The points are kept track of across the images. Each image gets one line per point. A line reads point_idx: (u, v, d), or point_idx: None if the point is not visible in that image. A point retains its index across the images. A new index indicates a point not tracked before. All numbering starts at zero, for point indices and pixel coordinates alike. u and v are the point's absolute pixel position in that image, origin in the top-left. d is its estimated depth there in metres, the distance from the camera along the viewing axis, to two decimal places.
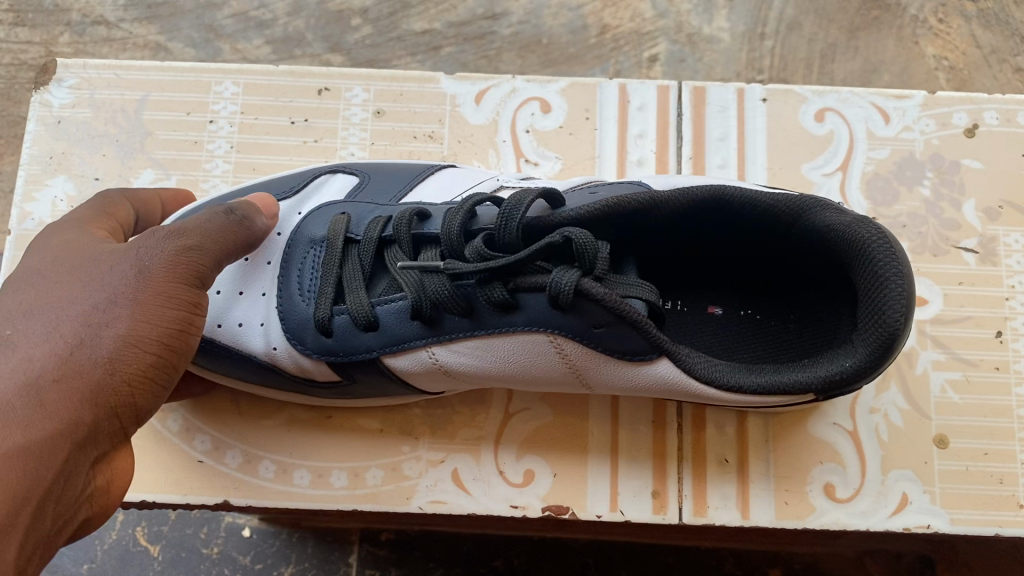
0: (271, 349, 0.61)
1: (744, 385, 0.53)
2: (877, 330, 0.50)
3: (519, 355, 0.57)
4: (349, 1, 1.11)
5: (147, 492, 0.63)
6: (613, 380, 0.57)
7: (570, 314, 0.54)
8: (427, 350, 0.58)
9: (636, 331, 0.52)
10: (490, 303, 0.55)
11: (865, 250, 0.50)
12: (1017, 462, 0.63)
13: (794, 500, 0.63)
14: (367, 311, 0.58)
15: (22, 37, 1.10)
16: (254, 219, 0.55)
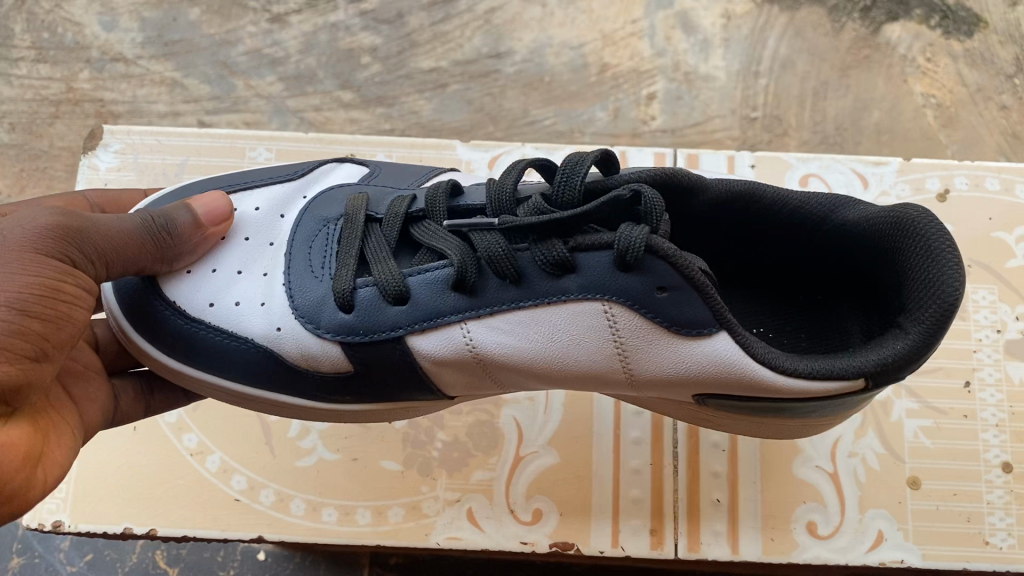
0: (273, 329, 0.53)
1: (799, 370, 0.47)
2: (930, 305, 0.46)
3: (567, 336, 0.50)
4: (359, 40, 1.15)
5: (184, 527, 0.66)
6: (662, 372, 0.50)
7: (632, 273, 0.48)
8: (462, 325, 0.51)
9: (705, 299, 0.48)
10: (545, 262, 0.49)
11: (917, 235, 0.47)
12: (983, 501, 0.67)
13: (779, 537, 0.67)
14: (399, 280, 0.51)
15: (44, 73, 1.14)
16: (177, 227, 0.51)
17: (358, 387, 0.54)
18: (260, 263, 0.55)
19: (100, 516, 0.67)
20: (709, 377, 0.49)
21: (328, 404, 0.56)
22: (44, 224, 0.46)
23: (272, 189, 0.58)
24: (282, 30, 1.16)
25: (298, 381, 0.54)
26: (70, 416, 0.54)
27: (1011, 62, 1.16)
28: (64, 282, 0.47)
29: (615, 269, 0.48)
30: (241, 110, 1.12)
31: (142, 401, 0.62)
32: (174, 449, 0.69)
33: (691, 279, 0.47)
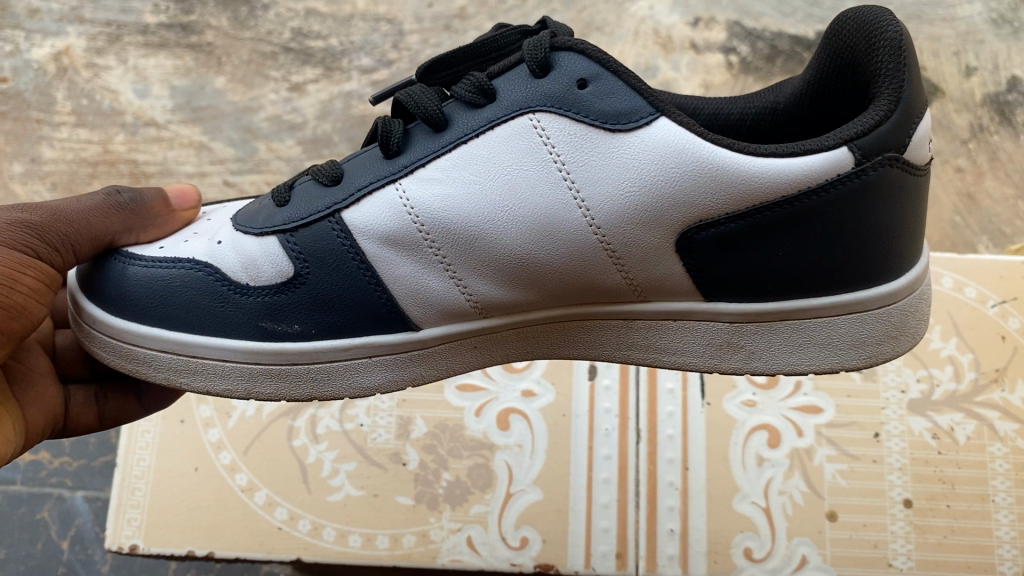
0: (216, 245, 0.56)
1: (773, 149, 0.47)
2: (881, 48, 0.48)
3: (501, 161, 0.50)
4: (370, 107, 1.25)
5: (237, 549, 0.78)
6: (615, 182, 0.49)
7: (545, 77, 0.50)
8: (396, 187, 0.52)
9: (622, 77, 0.49)
10: (464, 92, 0.52)
11: (845, 22, 0.51)
12: (887, 531, 0.78)
13: (721, 559, 0.79)
14: (335, 166, 0.55)
15: (82, 136, 1.23)
16: (145, 200, 0.58)
17: (292, 304, 0.54)
18: (216, 223, 0.59)
19: (169, 540, 0.78)
20: (668, 169, 0.48)
21: (269, 342, 0.55)
22: (24, 217, 0.55)
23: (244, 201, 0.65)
24: (301, 97, 1.26)
25: (232, 316, 0.54)
26: (12, 416, 0.64)
27: (966, 128, 1.22)
28: (30, 268, 0.55)
29: (532, 75, 0.51)
30: (263, 171, 1.21)
31: (94, 405, 0.73)
32: (228, 485, 0.81)
33: (605, 65, 0.49)
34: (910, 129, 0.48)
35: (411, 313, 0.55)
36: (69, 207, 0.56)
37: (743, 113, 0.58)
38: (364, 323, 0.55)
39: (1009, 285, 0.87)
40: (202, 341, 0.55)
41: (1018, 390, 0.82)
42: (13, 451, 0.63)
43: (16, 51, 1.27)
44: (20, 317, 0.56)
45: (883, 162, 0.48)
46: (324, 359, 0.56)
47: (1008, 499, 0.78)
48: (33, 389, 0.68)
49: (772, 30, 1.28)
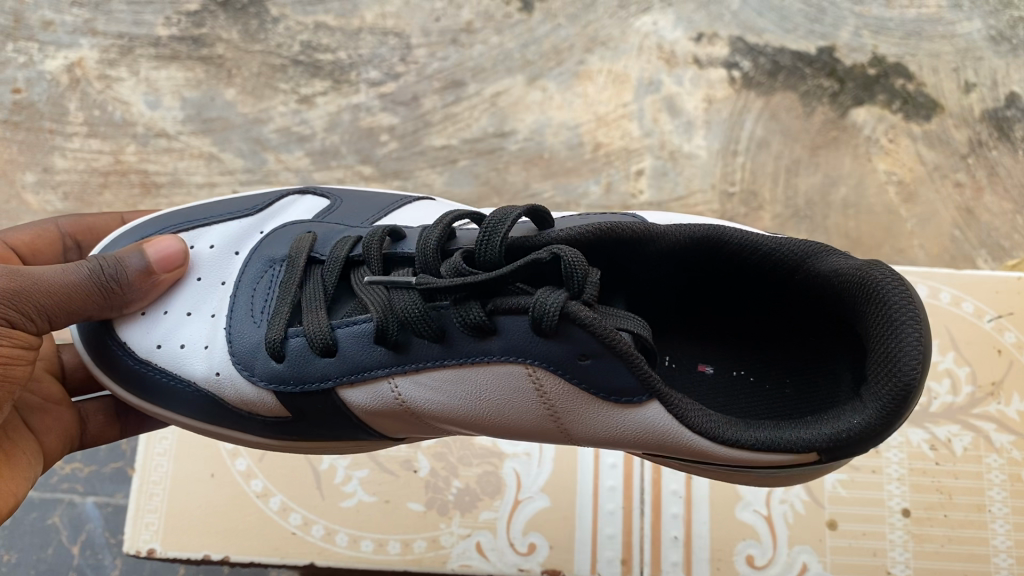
0: (213, 373, 0.65)
1: (748, 442, 0.53)
2: (887, 388, 0.50)
3: (493, 391, 0.58)
4: (378, 119, 1.27)
5: (252, 554, 0.80)
6: (591, 424, 0.58)
7: (551, 341, 0.55)
8: (388, 381, 0.60)
9: (625, 363, 0.54)
10: (464, 326, 0.56)
11: (878, 302, 0.51)
12: (886, 539, 0.80)
13: (724, 566, 0.80)
14: (325, 333, 0.61)
15: (94, 146, 1.25)
16: (126, 270, 0.62)
17: (298, 429, 0.66)
18: (208, 303, 0.67)
19: (187, 544, 0.80)
20: (642, 434, 0.56)
21: (279, 440, 0.68)
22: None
23: (229, 226, 0.70)
24: (310, 109, 1.27)
25: (246, 422, 0.67)
26: (30, 451, 0.68)
27: (964, 143, 1.24)
28: (5, 337, 0.58)
29: (536, 334, 0.55)
30: (271, 182, 1.23)
31: (117, 420, 0.78)
32: (243, 491, 0.82)
33: (612, 348, 0.53)
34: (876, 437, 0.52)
35: (380, 431, 0.66)
36: (45, 280, 0.59)
37: (760, 256, 0.58)
38: (355, 435, 0.66)
39: (1006, 300, 0.86)
40: (223, 430, 0.68)
41: (1014, 403, 0.82)
42: (34, 482, 0.67)
43: (29, 62, 1.28)
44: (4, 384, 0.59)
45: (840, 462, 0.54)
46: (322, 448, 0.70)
47: (1004, 509, 0.79)
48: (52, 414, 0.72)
49: (773, 46, 1.28)
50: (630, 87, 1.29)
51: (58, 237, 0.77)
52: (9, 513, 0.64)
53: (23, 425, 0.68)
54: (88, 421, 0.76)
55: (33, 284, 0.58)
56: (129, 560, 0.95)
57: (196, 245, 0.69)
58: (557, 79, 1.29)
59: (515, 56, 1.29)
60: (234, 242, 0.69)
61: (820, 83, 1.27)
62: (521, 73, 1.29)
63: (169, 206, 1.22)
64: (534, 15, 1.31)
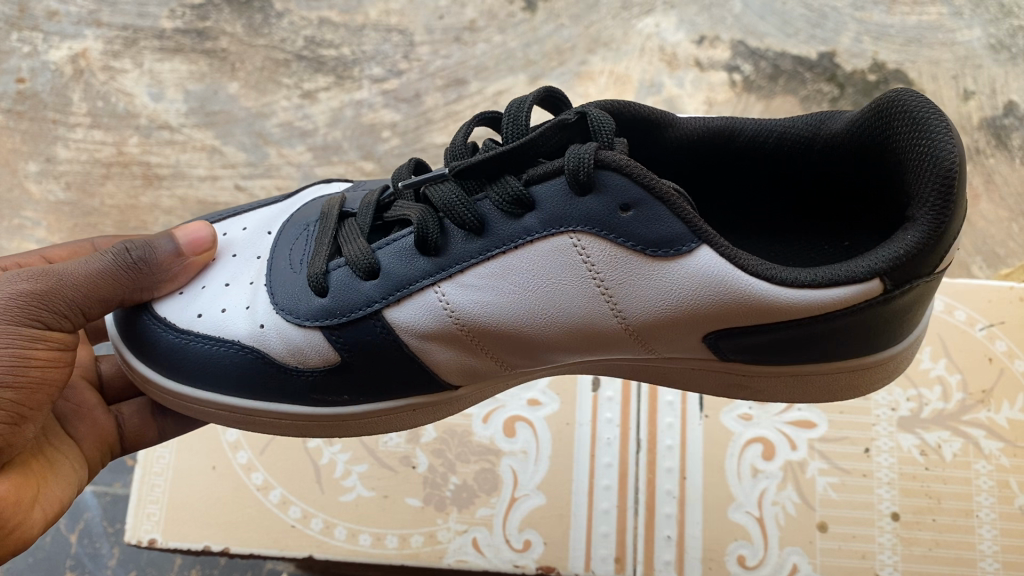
0: (257, 327, 0.60)
1: (805, 279, 0.52)
2: (928, 178, 0.50)
3: (550, 277, 0.55)
4: (380, 116, 1.27)
5: (252, 546, 0.80)
6: (655, 300, 0.55)
7: (590, 197, 0.54)
8: (436, 291, 0.57)
9: (667, 206, 0.52)
10: (503, 202, 0.55)
11: (900, 114, 0.52)
12: (875, 542, 0.78)
13: (716, 566, 0.79)
14: (368, 256, 0.58)
15: (97, 137, 1.25)
16: (156, 256, 0.60)
17: (340, 385, 0.61)
18: (246, 271, 0.63)
19: (187, 535, 0.80)
20: (695, 294, 0.54)
21: (319, 408, 0.63)
22: (28, 289, 0.58)
23: (258, 213, 0.68)
24: (312, 105, 1.28)
25: (288, 384, 0.61)
26: (71, 456, 0.69)
27: (962, 150, 1.23)
28: (41, 340, 0.58)
29: (565, 211, 0.54)
30: (273, 176, 1.23)
31: (151, 422, 0.75)
32: (245, 485, 0.82)
33: (651, 191, 0.53)
34: (934, 255, 0.52)
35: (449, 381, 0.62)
36: (72, 276, 0.59)
37: (780, 137, 0.60)
38: (400, 389, 0.62)
39: (999, 309, 0.86)
40: (264, 404, 0.62)
41: (1004, 411, 0.82)
42: (78, 484, 0.68)
43: (34, 52, 1.28)
44: (43, 388, 0.59)
45: (904, 287, 0.52)
46: (369, 416, 0.64)
47: (991, 514, 0.78)
48: (87, 422, 0.71)
49: (774, 50, 1.30)
50: (631, 88, 1.29)
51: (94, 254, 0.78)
52: (60, 514, 0.65)
53: (61, 433, 0.69)
54: (123, 425, 0.74)
55: (59, 283, 0.59)
56: (127, 549, 0.95)
57: (229, 232, 0.66)
58: (559, 78, 1.29)
59: (518, 56, 1.30)
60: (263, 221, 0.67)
61: (820, 88, 1.27)
62: (523, 72, 1.29)
63: (170, 198, 1.22)
64: (537, 15, 1.33)
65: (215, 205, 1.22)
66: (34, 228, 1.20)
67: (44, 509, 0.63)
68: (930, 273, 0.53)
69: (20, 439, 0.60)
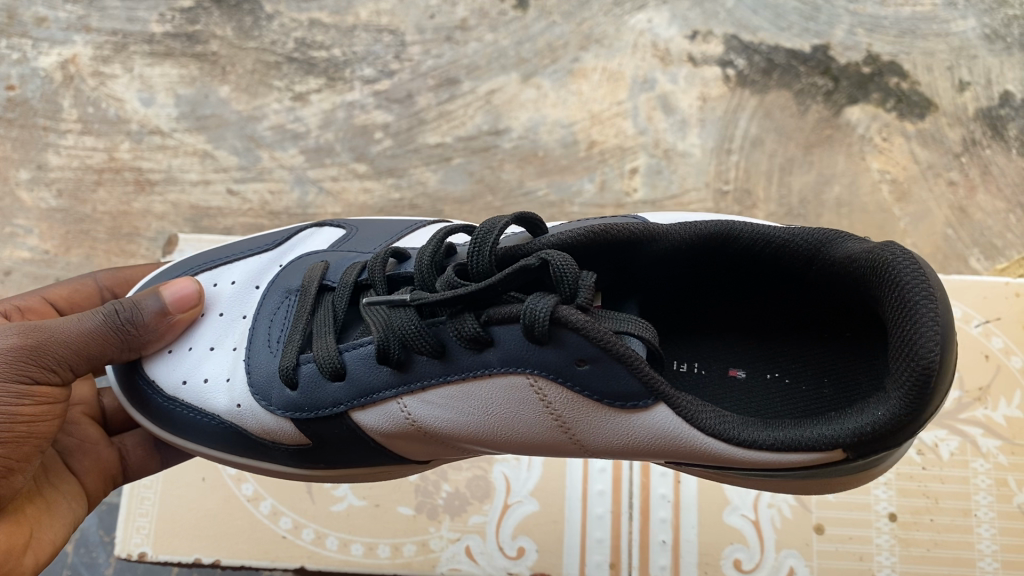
0: (235, 406, 0.63)
1: (767, 441, 0.52)
2: (907, 369, 0.47)
3: (499, 405, 0.56)
4: (372, 117, 1.27)
5: (242, 558, 0.79)
6: (608, 433, 0.55)
7: (548, 348, 0.53)
8: (398, 401, 0.58)
9: (625, 366, 0.52)
10: (462, 339, 0.55)
11: (891, 277, 0.49)
12: (872, 543, 0.78)
13: (712, 571, 0.78)
14: (334, 358, 0.59)
15: (88, 144, 1.24)
16: (143, 314, 0.61)
17: (318, 457, 0.63)
18: (230, 335, 0.66)
19: (178, 548, 0.79)
20: (653, 437, 0.54)
21: (303, 469, 0.65)
22: (17, 344, 0.57)
23: (248, 264, 0.69)
24: (304, 107, 1.27)
25: (265, 451, 0.64)
26: (70, 494, 0.68)
27: (959, 142, 1.23)
28: (29, 396, 0.57)
29: (518, 358, 0.54)
30: (266, 179, 1.23)
31: (153, 454, 0.75)
32: (234, 495, 0.81)
33: (607, 351, 0.52)
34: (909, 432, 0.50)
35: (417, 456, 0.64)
36: (60, 334, 0.58)
37: (780, 247, 0.56)
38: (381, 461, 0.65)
39: (994, 305, 0.84)
40: (252, 462, 0.66)
41: (1001, 408, 0.80)
42: (75, 524, 0.67)
43: (23, 59, 1.27)
44: (29, 440, 0.58)
45: (868, 456, 0.51)
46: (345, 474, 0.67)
47: (991, 513, 0.77)
48: (89, 456, 0.71)
49: (768, 44, 1.29)
50: (624, 85, 1.29)
51: (95, 292, 0.78)
52: (52, 557, 0.64)
53: (61, 469, 0.68)
54: (126, 457, 0.74)
55: (47, 339, 0.58)
56: (122, 559, 0.94)
57: (219, 284, 0.68)
58: (552, 76, 1.29)
59: (510, 54, 1.29)
60: (253, 280, 0.68)
61: (814, 81, 1.27)
62: (516, 71, 1.29)
63: (163, 203, 1.22)
64: (529, 12, 1.31)
65: (207, 210, 1.22)
66: (27, 236, 1.20)
67: (35, 555, 0.62)
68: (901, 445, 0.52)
69: (10, 487, 0.59)
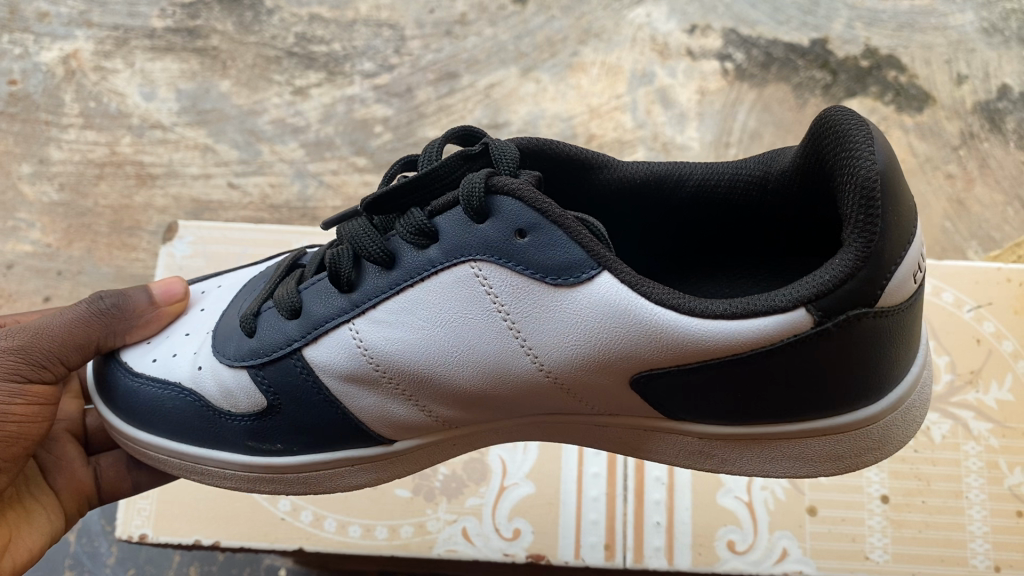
0: (195, 369, 0.56)
1: (718, 309, 0.44)
2: (853, 197, 0.43)
3: (448, 313, 0.48)
4: (372, 111, 1.27)
5: (241, 539, 0.73)
6: (560, 336, 0.46)
7: (484, 224, 0.47)
8: (349, 326, 0.51)
9: (565, 230, 0.45)
10: (407, 235, 0.49)
11: (832, 131, 0.46)
12: (865, 525, 0.73)
13: (705, 551, 0.73)
14: (292, 296, 0.54)
15: (90, 138, 1.24)
16: (130, 305, 0.59)
17: (275, 430, 0.55)
18: (206, 321, 0.60)
19: (178, 530, 0.73)
20: (606, 329, 0.45)
21: (261, 458, 0.56)
22: (7, 345, 0.56)
23: (236, 273, 0.65)
24: (304, 101, 1.28)
25: (222, 433, 0.56)
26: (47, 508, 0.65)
27: (956, 135, 1.23)
28: (22, 395, 0.56)
29: (455, 239, 0.47)
30: (266, 173, 1.23)
31: (127, 474, 0.69)
32: None
33: (546, 215, 0.46)
34: (883, 277, 0.43)
35: (382, 431, 0.54)
36: (47, 329, 0.57)
37: (733, 180, 0.54)
38: (343, 441, 0.55)
39: (985, 291, 0.82)
40: (199, 457, 0.57)
41: (993, 391, 0.77)
42: (55, 536, 0.65)
43: (25, 54, 1.28)
44: (19, 441, 0.56)
45: (848, 318, 0.43)
46: (312, 470, 0.57)
47: (982, 495, 0.73)
48: (65, 474, 0.67)
49: (766, 38, 1.30)
50: (623, 79, 1.29)
51: None
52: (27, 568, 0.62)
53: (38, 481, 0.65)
54: (99, 476, 0.68)
55: (36, 335, 0.56)
56: (124, 547, 0.94)
57: (207, 291, 0.64)
58: (550, 70, 1.30)
59: (509, 48, 1.30)
60: (236, 281, 0.64)
61: (812, 75, 1.27)
62: (515, 65, 1.29)
63: (163, 197, 1.22)
64: (528, 7, 1.33)
65: (208, 203, 1.21)
66: (28, 229, 1.19)
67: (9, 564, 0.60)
68: (873, 306, 0.44)
69: None
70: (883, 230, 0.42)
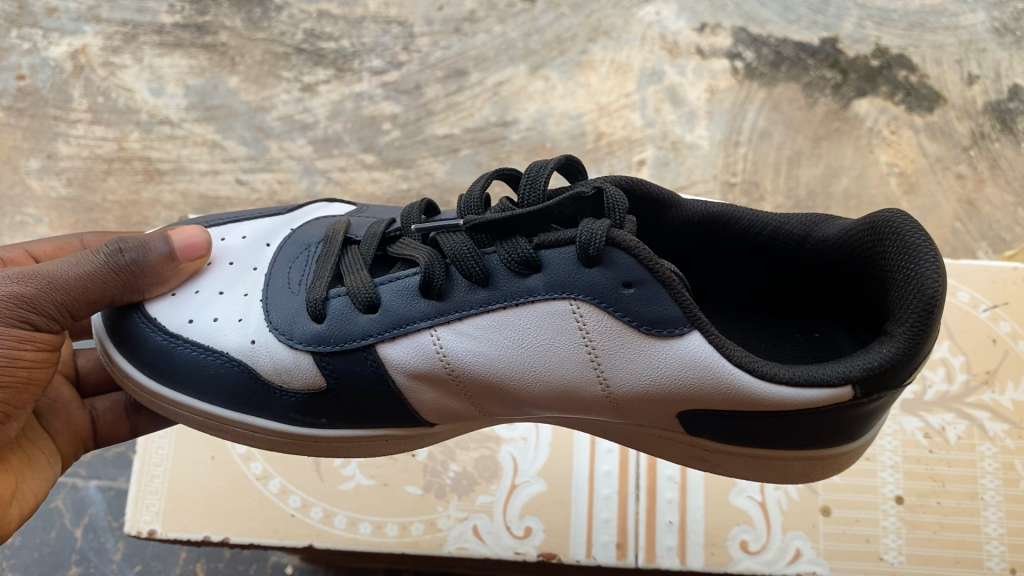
0: (248, 342, 0.55)
1: (784, 375, 0.48)
2: (912, 301, 0.46)
3: (536, 336, 0.50)
4: (380, 108, 1.27)
5: (251, 536, 0.73)
6: (632, 373, 0.50)
7: (594, 269, 0.49)
8: (431, 333, 0.52)
9: (669, 291, 0.48)
10: (511, 260, 0.50)
11: (894, 234, 0.49)
12: (880, 526, 0.73)
13: (718, 551, 0.73)
14: (370, 289, 0.53)
15: (98, 133, 1.24)
16: (150, 259, 0.54)
17: (325, 406, 0.55)
18: (240, 281, 0.57)
19: (188, 525, 0.73)
20: (681, 379, 0.49)
21: (301, 427, 0.57)
22: (17, 291, 0.53)
23: (260, 222, 0.61)
24: (312, 98, 1.28)
25: (267, 403, 0.56)
26: (48, 454, 0.64)
27: (967, 136, 1.22)
28: (29, 341, 0.54)
29: (563, 281, 0.50)
30: (274, 169, 1.23)
31: (126, 420, 0.69)
32: (243, 474, 0.75)
33: (654, 274, 0.48)
34: (909, 371, 0.48)
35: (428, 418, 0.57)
36: (59, 276, 0.54)
37: (775, 231, 0.56)
38: (384, 420, 0.56)
39: (1002, 290, 0.81)
40: (235, 417, 0.56)
41: (1008, 392, 0.76)
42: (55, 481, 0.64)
43: (33, 49, 1.28)
44: (30, 387, 0.56)
45: (875, 398, 0.49)
46: (347, 440, 0.58)
47: (997, 497, 0.72)
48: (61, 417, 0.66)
49: (776, 37, 1.29)
50: (633, 77, 1.29)
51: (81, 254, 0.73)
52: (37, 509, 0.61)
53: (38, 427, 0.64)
54: (96, 420, 0.68)
55: (46, 282, 0.54)
56: (132, 543, 0.95)
57: (227, 239, 0.60)
58: (559, 68, 1.29)
59: (518, 46, 1.30)
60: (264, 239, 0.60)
61: (823, 74, 1.27)
62: (524, 63, 1.29)
63: (171, 193, 1.22)
64: (537, 5, 1.32)
65: (216, 199, 1.21)
66: (37, 225, 1.20)
67: (20, 506, 0.59)
68: (901, 386, 0.49)
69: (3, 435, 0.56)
70: (931, 331, 0.47)
